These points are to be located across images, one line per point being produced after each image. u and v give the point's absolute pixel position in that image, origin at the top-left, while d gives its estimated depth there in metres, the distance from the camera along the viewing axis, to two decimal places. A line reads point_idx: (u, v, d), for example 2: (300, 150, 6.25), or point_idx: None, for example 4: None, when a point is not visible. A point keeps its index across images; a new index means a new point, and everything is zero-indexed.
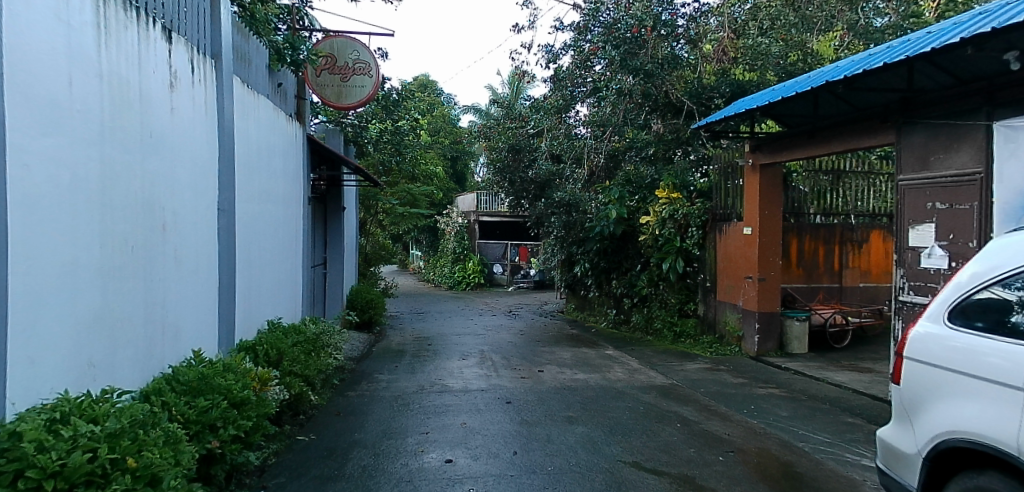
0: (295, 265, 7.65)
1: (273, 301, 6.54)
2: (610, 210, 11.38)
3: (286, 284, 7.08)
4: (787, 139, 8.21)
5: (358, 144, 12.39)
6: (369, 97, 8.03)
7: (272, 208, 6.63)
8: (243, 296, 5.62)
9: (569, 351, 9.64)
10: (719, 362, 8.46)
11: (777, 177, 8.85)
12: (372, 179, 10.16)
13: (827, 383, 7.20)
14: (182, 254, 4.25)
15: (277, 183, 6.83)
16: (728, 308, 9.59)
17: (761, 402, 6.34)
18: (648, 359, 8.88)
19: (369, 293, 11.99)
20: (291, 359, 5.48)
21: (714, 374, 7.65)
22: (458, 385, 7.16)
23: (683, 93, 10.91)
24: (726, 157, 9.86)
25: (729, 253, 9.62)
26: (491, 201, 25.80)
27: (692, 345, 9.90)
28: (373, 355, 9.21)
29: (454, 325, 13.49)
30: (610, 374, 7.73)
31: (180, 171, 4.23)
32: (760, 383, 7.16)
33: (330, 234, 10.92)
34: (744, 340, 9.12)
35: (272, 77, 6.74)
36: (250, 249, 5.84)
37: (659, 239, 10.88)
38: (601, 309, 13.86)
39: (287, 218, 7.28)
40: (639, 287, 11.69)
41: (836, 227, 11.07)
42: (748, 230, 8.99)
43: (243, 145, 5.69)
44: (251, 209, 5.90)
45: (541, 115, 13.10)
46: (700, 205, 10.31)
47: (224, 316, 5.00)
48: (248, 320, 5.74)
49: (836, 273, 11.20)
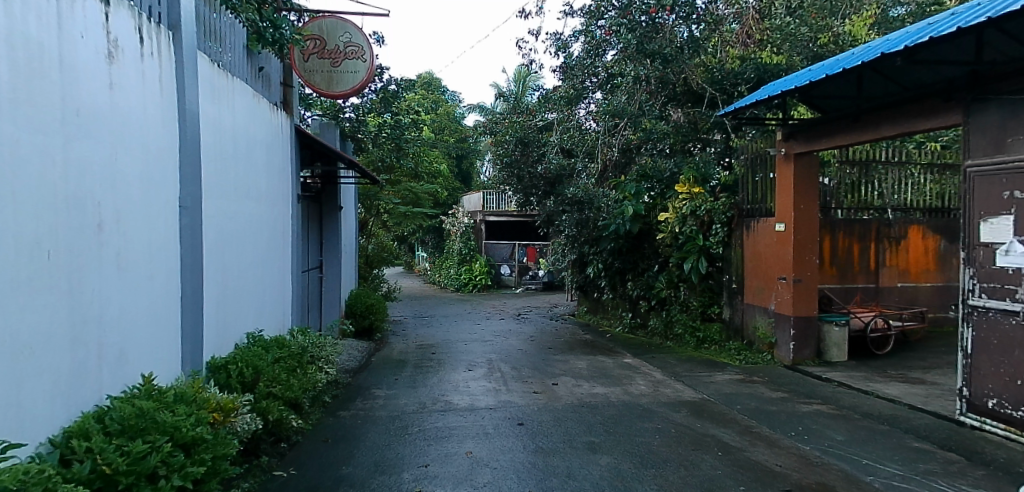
0: (283, 270, 6.93)
1: (255, 312, 5.83)
2: (626, 206, 10.57)
3: (270, 292, 6.36)
4: (826, 124, 7.40)
5: (355, 140, 11.50)
6: (363, 84, 7.35)
7: (253, 207, 5.92)
8: (215, 307, 4.90)
9: (585, 360, 8.86)
10: (751, 372, 7.68)
11: (812, 166, 8.05)
12: (371, 177, 9.45)
13: (878, 397, 6.41)
14: (128, 259, 3.51)
15: (258, 179, 6.11)
16: (758, 312, 8.80)
17: (810, 423, 5.55)
18: (672, 369, 8.10)
19: (369, 298, 11.27)
20: (269, 379, 4.77)
21: (749, 388, 6.86)
22: (463, 402, 6.39)
23: (703, 81, 10.42)
24: (753, 147, 9.06)
25: (759, 252, 8.82)
26: (497, 200, 25.04)
27: (717, 353, 9.13)
28: (371, 367, 8.50)
29: (460, 330, 12.76)
30: (632, 387, 6.96)
31: (124, 159, 3.50)
32: (803, 398, 6.38)
33: (326, 236, 10.18)
34: (777, 347, 8.35)
35: (252, 60, 6.01)
36: (223, 254, 5.12)
37: (679, 237, 10.10)
38: (616, 312, 13.10)
39: (272, 218, 6.57)
40: (657, 289, 10.90)
41: (871, 222, 10.24)
42: (780, 226, 8.20)
43: (213, 134, 4.97)
44: (225, 206, 5.18)
45: (551, 107, 12.34)
46: (725, 200, 9.50)
47: (188, 332, 4.27)
48: (222, 335, 5.02)
49: (872, 272, 10.32)
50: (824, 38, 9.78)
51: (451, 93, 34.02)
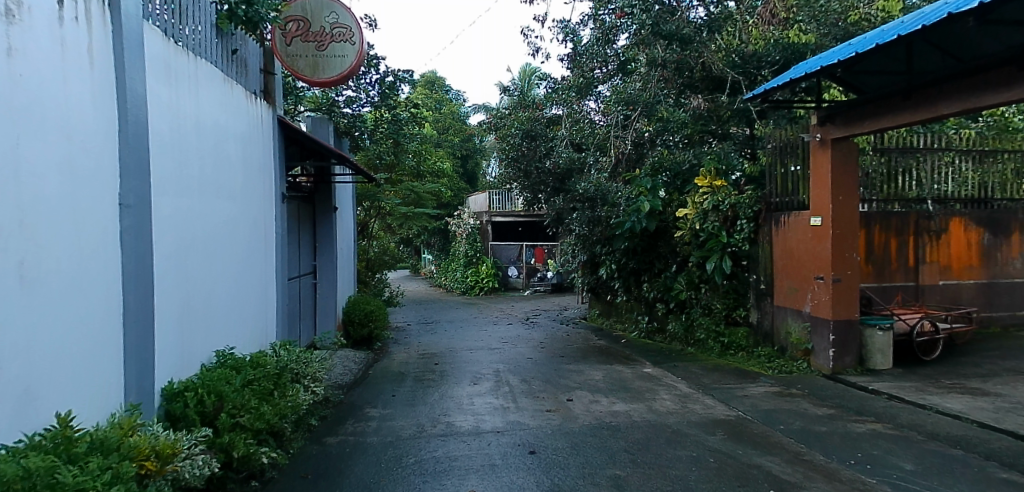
0: (266, 277, 6.22)
1: (227, 327, 5.08)
2: (642, 202, 9.79)
3: (249, 305, 5.64)
4: (871, 105, 6.63)
5: (352, 137, 10.81)
6: (352, 69, 6.63)
7: (227, 207, 5.19)
8: (174, 324, 4.16)
9: (602, 370, 8.11)
10: (788, 383, 6.91)
11: (851, 151, 7.26)
12: (368, 174, 8.79)
13: (940, 413, 5.62)
14: (37, 272, 2.72)
15: (234, 176, 5.39)
16: (792, 316, 8.00)
17: (868, 447, 4.79)
18: (698, 379, 7.34)
19: (368, 305, 10.60)
20: (235, 408, 4.05)
21: (789, 402, 6.10)
22: (467, 424, 5.64)
23: (724, 64, 9.54)
24: (783, 134, 8.27)
25: (791, 249, 8.02)
26: (504, 201, 24.36)
27: (746, 361, 8.35)
28: (368, 381, 7.79)
29: (465, 337, 12.04)
30: (658, 403, 6.20)
31: (33, 147, 2.71)
32: (854, 415, 5.61)
33: (320, 238, 9.46)
34: (814, 354, 7.55)
35: (223, 40, 5.32)
36: (187, 260, 4.38)
37: (700, 234, 9.33)
38: (630, 316, 12.34)
39: (252, 220, 5.84)
40: (675, 291, 10.13)
41: (910, 215, 9.36)
42: (817, 220, 7.41)
43: (173, 120, 4.23)
44: (189, 206, 4.45)
45: (560, 99, 11.64)
46: (751, 193, 8.69)
47: (132, 355, 3.54)
48: (184, 355, 4.29)
49: (911, 269, 9.39)
50: (855, 15, 9.16)
51: (454, 93, 33.22)
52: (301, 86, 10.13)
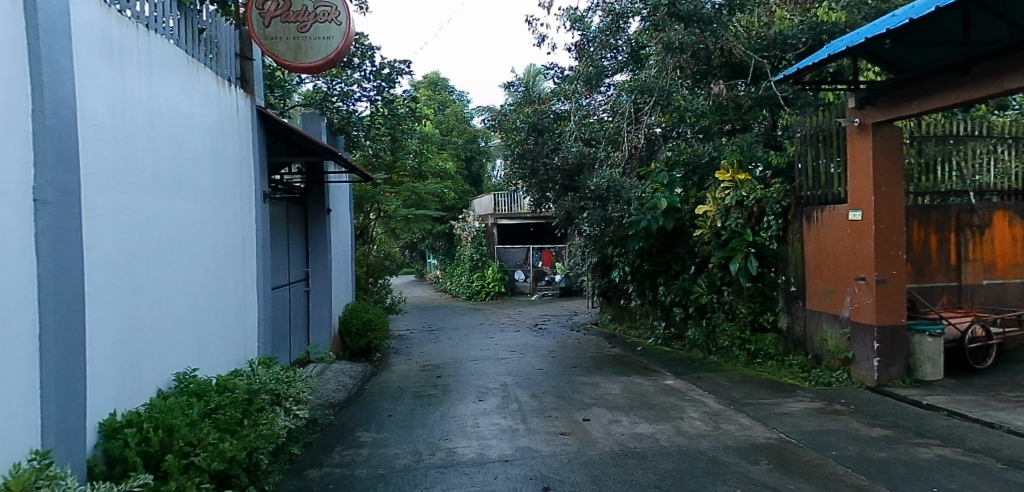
0: (243, 286, 5.56)
1: (189, 345, 4.41)
2: (659, 199, 9.11)
3: (219, 319, 4.98)
4: (923, 81, 5.90)
5: (347, 134, 10.13)
6: (338, 52, 5.82)
7: (190, 208, 4.53)
8: (116, 344, 3.47)
9: (619, 383, 7.41)
10: (830, 398, 6.18)
11: (895, 138, 6.53)
12: (365, 175, 8.14)
13: (1015, 434, 4.86)
14: None
15: (202, 172, 4.74)
16: (829, 321, 7.26)
17: (943, 479, 4.06)
18: (727, 393, 6.63)
19: (367, 313, 9.98)
20: (188, 444, 3.38)
21: (836, 422, 5.38)
22: (470, 452, 4.92)
23: (747, 49, 8.81)
24: (816, 121, 7.53)
25: (825, 247, 7.27)
26: (509, 203, 23.79)
27: (777, 371, 7.61)
28: (362, 398, 7.11)
29: (470, 346, 11.35)
30: (686, 423, 5.48)
31: None
32: (916, 438, 4.88)
33: (312, 242, 8.81)
34: (855, 364, 6.81)
35: (186, 17, 4.69)
36: (135, 267, 3.71)
37: (722, 233, 8.63)
38: (645, 321, 11.62)
39: (224, 224, 5.17)
40: (695, 294, 9.42)
41: (951, 208, 8.55)
42: (856, 215, 6.68)
43: (116, 102, 3.54)
44: (138, 203, 3.78)
45: (568, 93, 11.08)
46: (779, 186, 7.94)
47: (52, 389, 2.82)
48: (130, 382, 3.60)
49: (953, 268, 8.59)
50: None
51: (458, 94, 32.70)
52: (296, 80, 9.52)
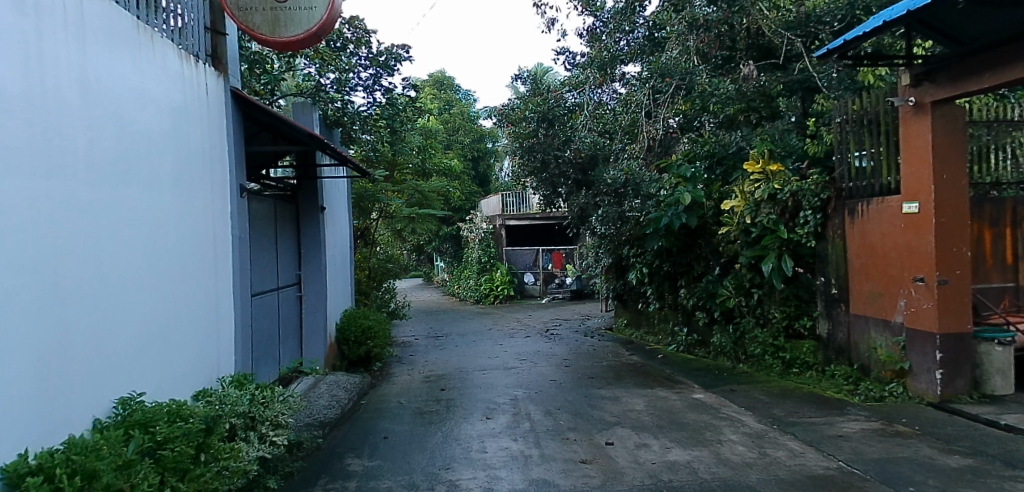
0: (213, 293, 4.84)
1: (140, 363, 3.68)
2: (682, 194, 8.36)
3: (180, 332, 4.26)
4: (996, 50, 5.14)
5: (344, 127, 9.37)
6: (323, 25, 5.09)
7: (140, 200, 3.80)
8: (39, 367, 2.73)
9: (643, 397, 6.65)
10: (888, 417, 5.39)
11: (957, 118, 5.75)
12: (361, 169, 7.46)
13: None
14: None
15: (157, 158, 4.03)
16: (879, 328, 6.46)
17: None
18: (767, 410, 5.86)
19: (365, 319, 9.30)
20: None
21: (903, 447, 4.59)
22: (476, 486, 4.16)
23: (777, 26, 8.07)
24: (858, 104, 6.75)
25: (873, 244, 6.47)
26: (518, 204, 23.07)
27: (819, 384, 6.83)
28: (356, 416, 6.40)
29: (478, 353, 10.63)
30: (727, 449, 4.71)
31: None
32: (1006, 469, 4.08)
33: (304, 244, 8.14)
34: (912, 376, 6.01)
35: None
36: (63, 270, 2.97)
37: (753, 230, 7.87)
38: (665, 326, 10.85)
39: (187, 221, 4.44)
40: (721, 297, 8.66)
41: (1007, 201, 7.73)
42: (911, 207, 5.88)
43: (32, 66, 2.81)
44: (67, 192, 3.05)
45: (580, 81, 10.37)
46: (816, 177, 7.15)
47: None
48: (55, 412, 2.84)
49: (1010, 267, 7.76)
50: None
51: (465, 93, 32.08)
52: (302, 65, 8.81)
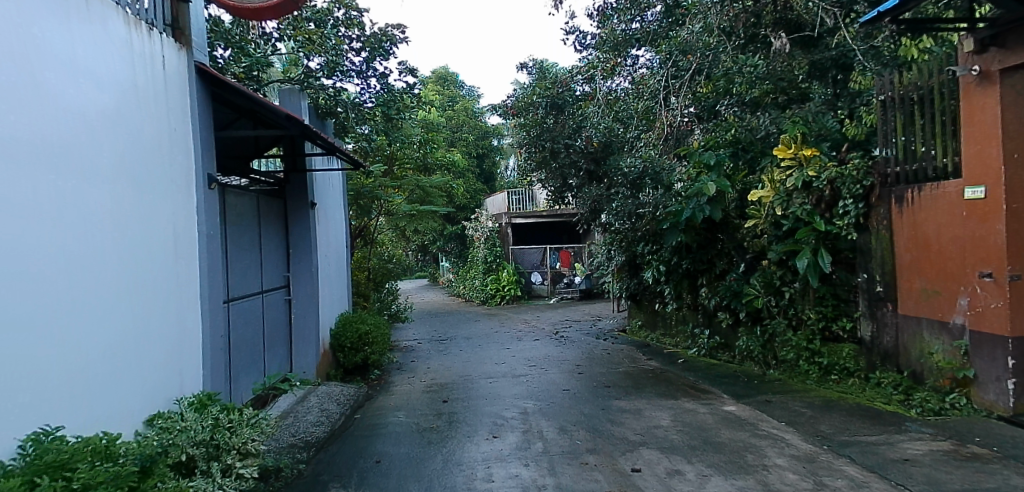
0: (169, 301, 4.11)
1: (67, 386, 2.90)
2: (704, 184, 7.63)
3: (132, 346, 3.59)
4: None
5: (337, 117, 8.69)
6: None
7: (74, 187, 3.08)
8: None
9: (668, 410, 5.95)
10: (958, 436, 4.65)
11: None
12: (356, 162, 6.77)
13: None
14: None
15: (97, 139, 3.34)
16: (934, 331, 5.72)
17: None
18: (813, 426, 5.14)
19: (362, 324, 8.65)
20: None
21: (988, 475, 3.86)
22: None
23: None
24: (906, 78, 5.96)
25: (926, 235, 5.74)
26: (524, 201, 22.39)
27: (864, 395, 6.10)
28: (347, 434, 5.70)
29: (484, 359, 9.96)
30: (775, 477, 3.99)
31: None
32: None
33: (293, 242, 7.50)
34: (976, 386, 5.26)
35: None
36: None
37: (785, 223, 7.14)
38: (684, 329, 10.15)
39: (133, 215, 3.70)
40: (748, 296, 7.95)
41: None
42: (976, 192, 5.14)
43: None
44: None
45: (591, 68, 9.82)
46: (858, 161, 6.39)
47: None
48: None
49: None
50: None
51: (470, 90, 31.52)
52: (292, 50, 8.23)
